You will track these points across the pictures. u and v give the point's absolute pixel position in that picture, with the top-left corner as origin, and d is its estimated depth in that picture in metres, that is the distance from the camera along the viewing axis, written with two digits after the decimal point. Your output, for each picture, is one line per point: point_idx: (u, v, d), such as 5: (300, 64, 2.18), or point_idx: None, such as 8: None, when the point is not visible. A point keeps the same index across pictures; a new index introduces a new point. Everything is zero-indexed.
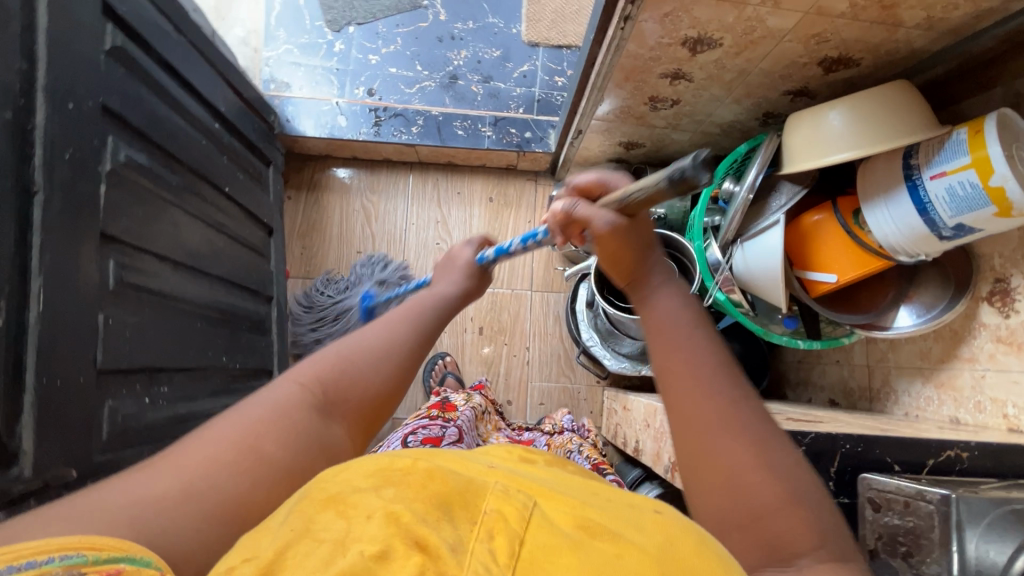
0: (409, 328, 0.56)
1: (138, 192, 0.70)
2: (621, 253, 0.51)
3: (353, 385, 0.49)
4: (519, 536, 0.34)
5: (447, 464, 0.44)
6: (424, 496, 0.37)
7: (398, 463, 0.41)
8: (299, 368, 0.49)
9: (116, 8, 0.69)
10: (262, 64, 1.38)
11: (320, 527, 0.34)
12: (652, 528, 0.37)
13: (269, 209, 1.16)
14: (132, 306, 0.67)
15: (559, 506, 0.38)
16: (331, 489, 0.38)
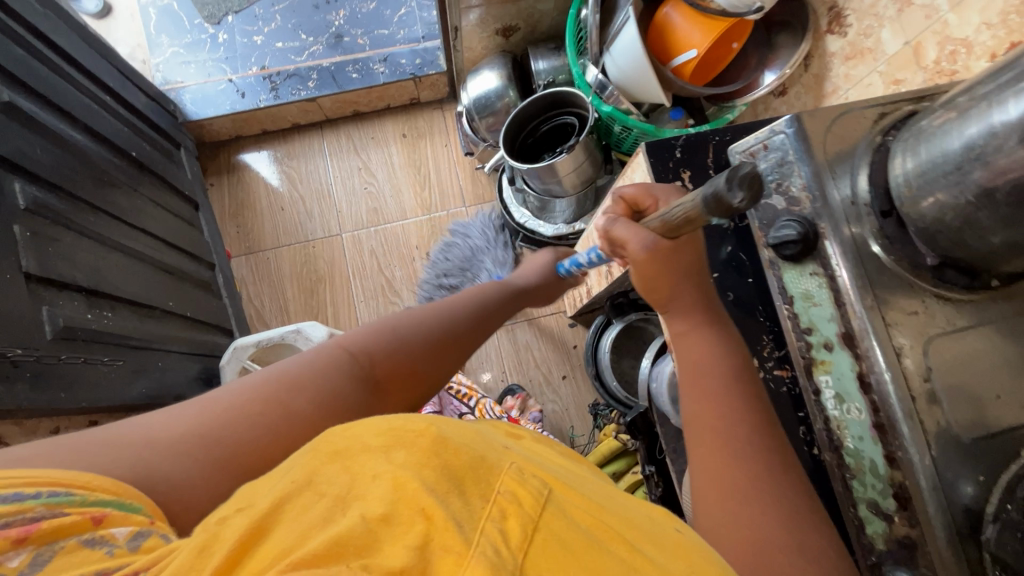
0: (455, 315, 0.64)
1: (31, 135, 0.74)
2: (664, 272, 0.52)
3: (397, 367, 0.55)
4: (530, 529, 0.34)
5: (458, 432, 0.40)
6: (435, 465, 0.35)
7: (412, 423, 0.38)
8: (352, 339, 0.55)
9: None
10: (153, 70, 1.43)
11: (322, 481, 0.34)
12: (672, 546, 0.38)
13: (189, 185, 1.20)
14: (50, 230, 0.70)
15: (576, 505, 0.38)
16: (339, 442, 0.36)
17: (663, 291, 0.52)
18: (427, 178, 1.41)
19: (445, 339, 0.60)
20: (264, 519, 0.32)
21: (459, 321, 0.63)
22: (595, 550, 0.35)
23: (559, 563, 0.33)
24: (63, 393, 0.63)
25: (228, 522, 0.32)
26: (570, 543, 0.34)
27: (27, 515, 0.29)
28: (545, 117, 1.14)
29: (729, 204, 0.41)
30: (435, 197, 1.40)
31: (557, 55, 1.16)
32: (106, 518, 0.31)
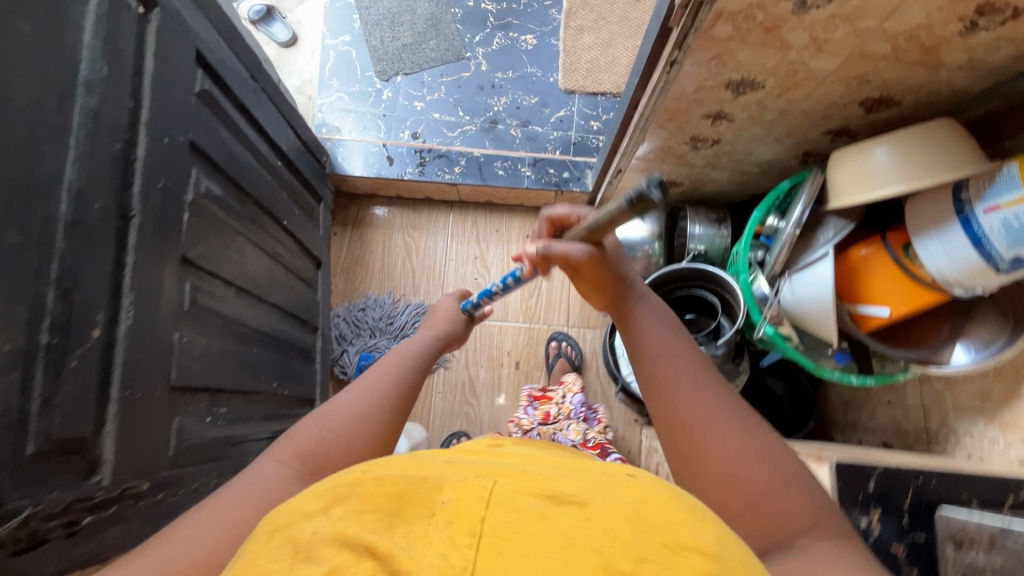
0: (388, 386, 0.69)
1: (212, 222, 0.75)
2: (600, 274, 0.69)
3: (338, 450, 0.58)
4: (479, 521, 0.33)
5: (404, 464, 0.40)
6: (375, 507, 0.35)
7: (345, 478, 0.39)
8: (279, 448, 0.58)
9: (205, 57, 0.76)
10: (316, 110, 1.49)
11: (263, 559, 0.33)
12: (625, 490, 0.39)
13: (320, 244, 1.22)
14: (202, 328, 0.70)
15: (520, 486, 0.37)
16: (280, 519, 0.37)
17: (607, 288, 0.71)
18: (538, 285, 1.39)
19: (376, 412, 0.64)
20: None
21: (378, 391, 0.67)
22: (537, 516, 0.34)
23: (509, 542, 0.32)
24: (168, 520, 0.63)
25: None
26: (516, 515, 0.34)
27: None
28: (685, 283, 1.08)
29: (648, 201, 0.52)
30: (541, 306, 1.37)
31: (714, 226, 1.10)
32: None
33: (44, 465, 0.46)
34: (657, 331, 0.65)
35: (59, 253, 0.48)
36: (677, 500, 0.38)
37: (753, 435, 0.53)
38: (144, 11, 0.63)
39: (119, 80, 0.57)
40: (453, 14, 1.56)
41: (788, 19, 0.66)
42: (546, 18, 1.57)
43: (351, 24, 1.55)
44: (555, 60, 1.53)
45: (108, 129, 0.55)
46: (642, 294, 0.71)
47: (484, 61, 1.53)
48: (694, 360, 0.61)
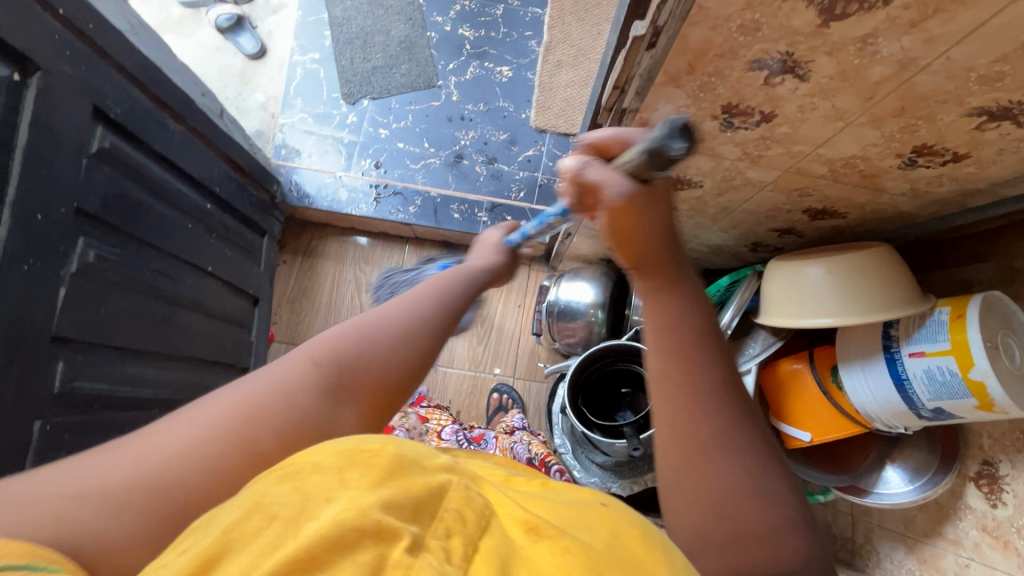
0: (441, 296, 0.50)
1: (104, 288, 0.71)
2: (635, 234, 0.42)
3: (374, 364, 0.43)
4: (497, 557, 0.30)
5: (415, 447, 0.36)
6: (388, 485, 0.32)
7: (367, 444, 0.34)
8: (314, 342, 0.43)
9: (108, 111, 0.72)
10: (276, 130, 1.44)
11: (270, 502, 0.31)
12: (599, 522, 0.36)
13: (257, 280, 1.18)
14: (75, 407, 0.67)
15: (513, 510, 0.34)
16: (285, 464, 0.33)
17: (646, 258, 0.43)
18: (488, 331, 1.35)
19: (427, 325, 0.46)
20: (213, 555, 0.28)
21: (441, 296, 0.49)
22: (558, 551, 0.31)
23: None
24: None
25: (165, 567, 0.28)
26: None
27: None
28: (620, 357, 1.05)
29: (669, 154, 0.39)
30: (488, 354, 1.33)
31: None
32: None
33: None
34: (696, 322, 0.43)
35: None
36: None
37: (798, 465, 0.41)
38: (20, 77, 0.59)
39: None
40: (428, 38, 1.51)
41: (716, 135, 0.61)
42: (525, 50, 1.52)
43: (321, 41, 1.50)
44: (529, 95, 1.48)
45: None
46: (690, 279, 0.44)
47: (456, 91, 1.47)
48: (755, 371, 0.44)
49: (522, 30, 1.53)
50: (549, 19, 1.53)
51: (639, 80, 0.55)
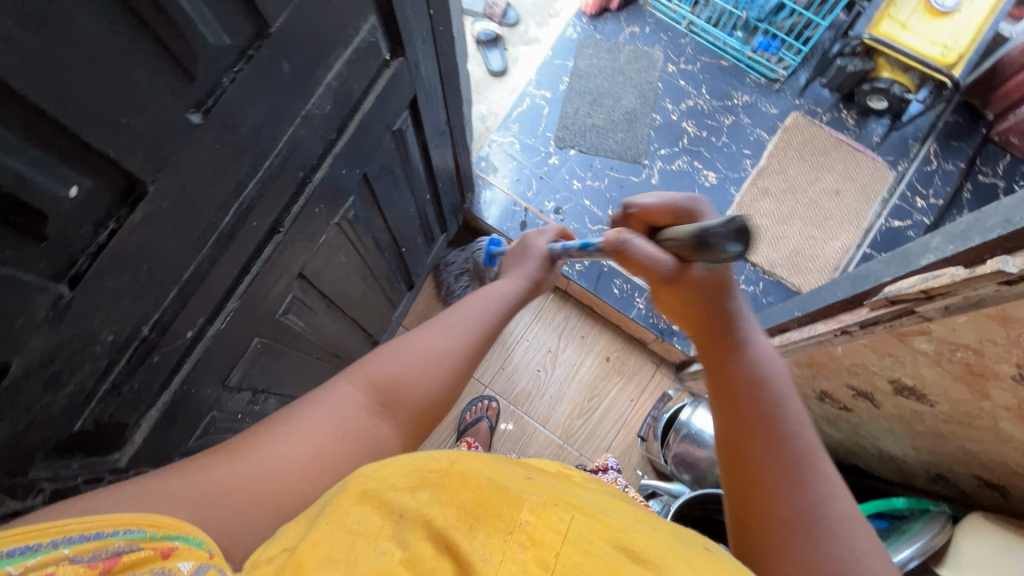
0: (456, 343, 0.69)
1: (342, 241, 0.78)
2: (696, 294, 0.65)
3: (403, 396, 0.61)
4: (552, 556, 0.39)
5: (482, 466, 0.46)
6: (458, 504, 0.42)
7: (435, 464, 0.46)
8: (355, 371, 0.61)
9: (418, 100, 0.80)
10: (486, 142, 1.53)
11: (352, 518, 0.41)
12: (701, 564, 0.43)
13: (421, 269, 1.23)
14: (280, 334, 0.72)
15: (594, 529, 0.43)
16: (369, 485, 0.44)
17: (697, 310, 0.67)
18: (593, 409, 1.32)
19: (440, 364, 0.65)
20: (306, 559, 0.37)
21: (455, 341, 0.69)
22: (605, 567, 0.39)
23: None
24: None
25: (280, 559, 0.38)
26: (590, 560, 0.40)
27: (107, 550, 0.33)
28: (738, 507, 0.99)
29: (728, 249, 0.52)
30: (585, 431, 1.30)
31: None
32: (174, 553, 0.35)
33: (80, 441, 0.46)
34: (743, 368, 0.63)
35: (199, 259, 0.50)
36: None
37: (851, 525, 0.53)
38: (389, 58, 0.67)
39: (335, 114, 0.60)
40: (652, 119, 1.56)
41: (1002, 378, 0.56)
42: (737, 165, 1.52)
43: (557, 84, 1.59)
44: (723, 208, 1.47)
45: (300, 159, 0.57)
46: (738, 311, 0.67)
47: (657, 175, 1.50)
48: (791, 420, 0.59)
49: (743, 146, 1.54)
50: (772, 147, 1.53)
51: (960, 299, 0.52)
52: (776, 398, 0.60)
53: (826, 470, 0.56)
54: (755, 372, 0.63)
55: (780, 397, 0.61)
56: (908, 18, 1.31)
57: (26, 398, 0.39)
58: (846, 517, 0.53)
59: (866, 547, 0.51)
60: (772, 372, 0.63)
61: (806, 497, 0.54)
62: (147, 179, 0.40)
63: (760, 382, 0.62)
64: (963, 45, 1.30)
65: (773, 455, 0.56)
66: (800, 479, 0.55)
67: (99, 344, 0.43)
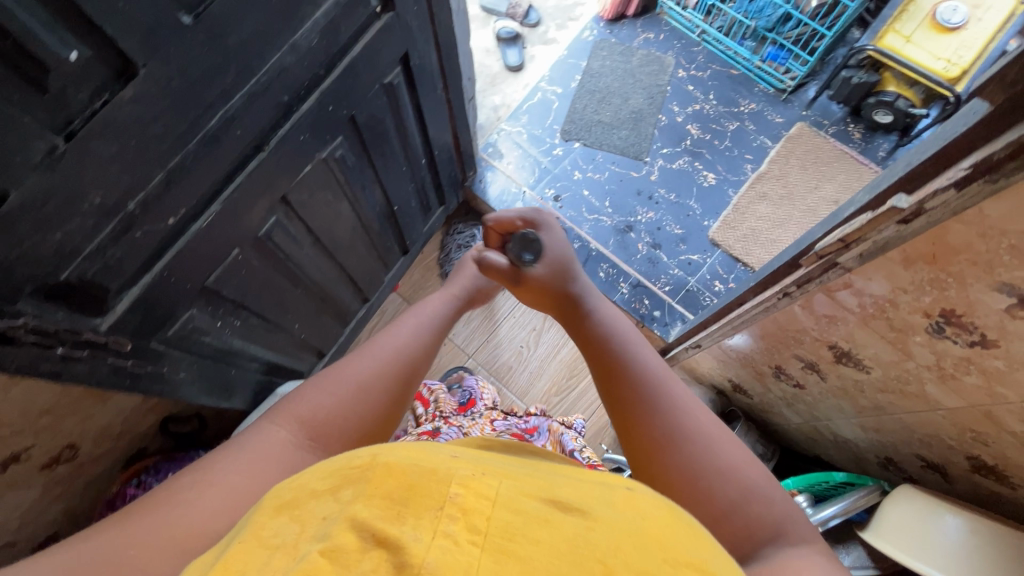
0: (388, 370, 0.71)
1: (329, 180, 0.85)
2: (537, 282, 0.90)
3: (328, 421, 0.63)
4: (484, 521, 0.35)
5: (408, 450, 0.40)
6: (384, 491, 0.36)
7: (356, 460, 0.40)
8: (281, 411, 0.62)
9: (410, 60, 0.87)
10: (494, 130, 1.61)
11: (271, 533, 0.36)
12: (624, 504, 0.40)
13: (416, 236, 1.30)
14: (262, 255, 0.80)
15: (523, 487, 0.39)
16: (287, 498, 0.39)
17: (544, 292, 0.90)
18: (570, 388, 1.36)
19: (374, 386, 0.68)
20: None
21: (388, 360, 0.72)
22: (540, 520, 0.36)
23: (512, 542, 0.34)
24: (129, 383, 0.70)
25: None
26: (522, 518, 0.35)
27: None
28: None
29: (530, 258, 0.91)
30: (560, 408, 1.34)
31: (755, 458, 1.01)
32: None
33: (64, 294, 0.54)
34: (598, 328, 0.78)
35: (185, 153, 0.58)
36: (675, 518, 0.41)
37: (713, 437, 0.61)
38: (380, 11, 0.74)
39: (322, 50, 0.68)
40: (657, 120, 1.61)
41: (918, 332, 0.58)
42: (737, 169, 1.55)
43: (569, 81, 1.67)
44: (719, 209, 1.50)
45: (285, 84, 0.65)
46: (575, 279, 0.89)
47: (657, 172, 1.54)
48: (648, 359, 0.71)
49: (745, 151, 1.57)
50: (774, 154, 1.56)
51: (869, 244, 0.55)
52: (630, 346, 0.74)
53: (673, 390, 0.67)
54: (610, 330, 0.78)
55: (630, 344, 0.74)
56: (913, 33, 1.33)
57: (20, 232, 0.47)
58: (702, 427, 0.62)
59: (723, 446, 0.61)
60: (628, 328, 0.78)
61: (659, 416, 0.64)
62: (140, 63, 0.48)
63: (612, 338, 0.75)
64: (966, 61, 1.30)
65: (635, 393, 0.67)
66: (655, 407, 0.65)
67: (86, 203, 0.51)
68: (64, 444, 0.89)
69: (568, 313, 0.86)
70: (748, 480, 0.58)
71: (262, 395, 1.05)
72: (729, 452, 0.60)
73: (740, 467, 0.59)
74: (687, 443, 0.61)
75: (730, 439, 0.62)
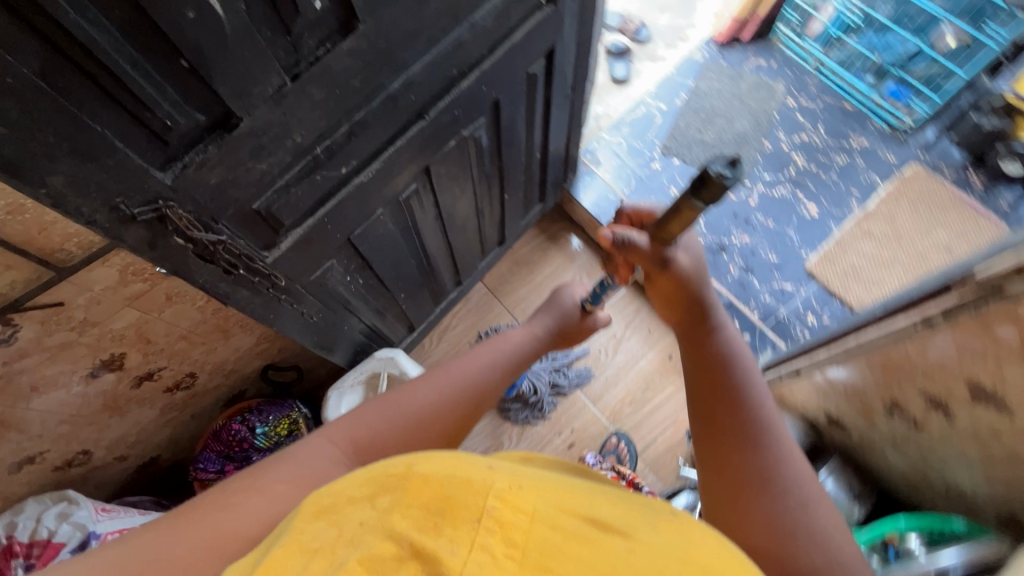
0: (439, 401, 0.70)
1: (461, 159, 0.89)
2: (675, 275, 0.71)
3: (380, 449, 0.63)
4: (522, 536, 0.36)
5: (447, 459, 0.41)
6: (420, 504, 0.38)
7: (392, 468, 0.41)
8: (336, 429, 0.63)
9: (555, 54, 0.91)
10: (594, 138, 1.63)
11: (308, 538, 0.38)
12: (668, 528, 0.40)
13: (514, 230, 1.34)
14: (396, 220, 0.85)
15: (563, 503, 0.39)
16: (323, 502, 0.41)
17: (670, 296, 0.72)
18: (644, 400, 1.34)
19: (431, 421, 0.68)
20: None
21: (446, 395, 0.71)
22: (581, 537, 0.37)
23: (555, 561, 0.35)
24: (268, 318, 0.75)
25: None
26: (559, 535, 0.36)
27: None
28: None
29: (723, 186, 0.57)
30: (631, 420, 1.32)
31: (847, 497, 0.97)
32: None
33: (251, 222, 0.60)
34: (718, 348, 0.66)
35: (369, 109, 0.62)
36: (726, 547, 0.39)
37: (814, 506, 0.51)
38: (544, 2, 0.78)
39: (492, 32, 0.72)
40: (761, 145, 1.59)
41: None
42: (842, 204, 1.50)
43: (674, 99, 1.67)
44: (819, 241, 1.46)
45: (455, 60, 0.70)
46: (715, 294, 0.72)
47: (756, 197, 1.52)
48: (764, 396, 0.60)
49: (852, 186, 1.52)
50: (883, 193, 1.50)
51: None
52: (745, 377, 0.62)
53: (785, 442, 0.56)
54: (730, 354, 0.65)
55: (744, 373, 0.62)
56: None
57: (239, 156, 0.52)
58: (807, 489, 0.52)
59: (825, 522, 0.50)
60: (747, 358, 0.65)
61: (756, 462, 0.54)
62: (361, 19, 0.53)
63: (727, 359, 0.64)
64: None
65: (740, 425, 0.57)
66: (758, 448, 0.55)
67: (290, 141, 0.56)
68: (186, 372, 0.96)
69: (682, 324, 0.72)
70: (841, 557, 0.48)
71: (359, 357, 1.10)
72: (831, 532, 0.49)
73: (841, 550, 0.49)
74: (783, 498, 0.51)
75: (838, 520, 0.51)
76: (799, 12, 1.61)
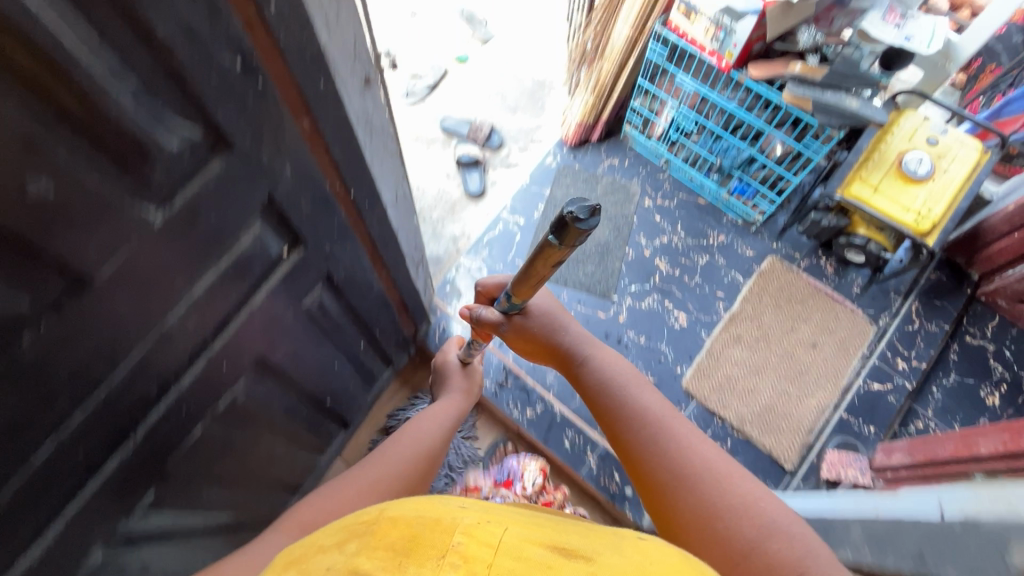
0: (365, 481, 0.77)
1: (232, 423, 0.72)
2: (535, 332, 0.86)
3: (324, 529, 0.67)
4: (485, 569, 0.31)
5: (419, 504, 0.39)
6: (387, 543, 0.34)
7: (364, 516, 0.40)
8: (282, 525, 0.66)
9: (335, 276, 0.77)
10: (453, 266, 1.52)
11: None
12: (634, 554, 0.36)
13: (360, 407, 1.16)
14: (144, 533, 0.65)
15: (534, 538, 0.35)
16: (295, 553, 0.39)
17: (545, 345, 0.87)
18: None
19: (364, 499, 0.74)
20: None
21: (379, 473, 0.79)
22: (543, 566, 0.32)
23: None
24: None
25: None
26: (525, 565, 0.32)
27: None
28: None
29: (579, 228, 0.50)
30: None
31: None
32: None
33: None
34: (602, 371, 0.81)
35: None
36: (689, 567, 0.36)
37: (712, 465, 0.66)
38: (287, 251, 0.64)
39: (206, 320, 0.56)
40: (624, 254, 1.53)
41: None
42: (709, 307, 1.47)
43: (532, 211, 1.60)
44: (693, 352, 1.41)
45: (149, 378, 0.53)
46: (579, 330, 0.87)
47: (624, 312, 1.45)
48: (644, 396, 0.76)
49: (716, 287, 1.50)
50: (746, 291, 1.49)
51: None
52: (627, 391, 0.77)
53: (673, 427, 0.71)
54: (606, 372, 0.81)
55: (625, 382, 0.79)
56: (880, 181, 1.30)
57: None
58: (704, 460, 0.66)
59: (725, 475, 0.64)
60: (622, 368, 0.81)
61: (660, 455, 0.68)
62: None
63: (611, 383, 0.79)
64: (936, 214, 1.26)
65: (638, 432, 0.72)
66: (658, 445, 0.69)
67: None
68: None
69: (566, 363, 0.86)
70: (755, 512, 0.59)
71: None
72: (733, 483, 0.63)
73: (749, 500, 0.61)
74: (691, 481, 0.64)
75: (733, 470, 0.65)
76: (640, 115, 1.58)
